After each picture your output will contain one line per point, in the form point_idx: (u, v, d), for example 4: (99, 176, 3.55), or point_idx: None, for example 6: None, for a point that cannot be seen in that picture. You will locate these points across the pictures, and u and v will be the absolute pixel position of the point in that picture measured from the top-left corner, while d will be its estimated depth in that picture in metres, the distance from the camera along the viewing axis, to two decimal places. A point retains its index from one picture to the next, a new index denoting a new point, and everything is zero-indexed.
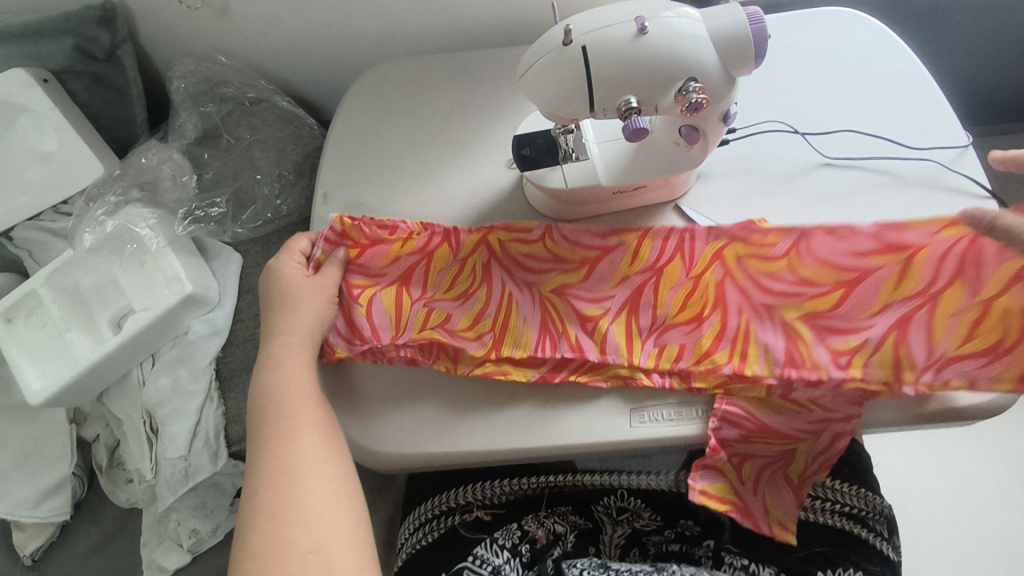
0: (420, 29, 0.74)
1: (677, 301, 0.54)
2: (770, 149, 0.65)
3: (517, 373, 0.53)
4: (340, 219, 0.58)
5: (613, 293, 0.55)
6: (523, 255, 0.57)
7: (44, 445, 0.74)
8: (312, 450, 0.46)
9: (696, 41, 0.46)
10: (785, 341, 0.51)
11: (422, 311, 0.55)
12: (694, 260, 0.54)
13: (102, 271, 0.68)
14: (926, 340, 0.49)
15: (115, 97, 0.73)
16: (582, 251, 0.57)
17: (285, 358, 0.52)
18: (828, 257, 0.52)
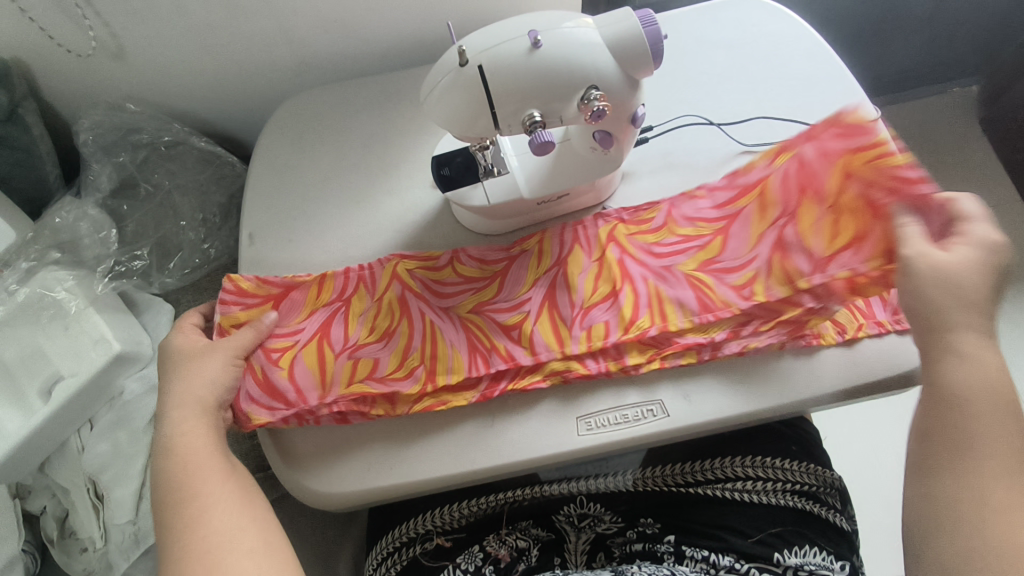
0: (332, 57, 0.73)
1: (589, 285, 0.56)
2: (690, 142, 0.66)
3: (460, 397, 0.54)
4: (234, 281, 0.60)
5: (528, 293, 0.57)
6: (433, 279, 0.59)
7: None
8: (228, 526, 0.44)
9: (592, 50, 0.46)
10: (692, 293, 0.54)
11: (346, 353, 0.55)
12: (592, 245, 0.58)
13: (25, 340, 0.64)
14: (803, 248, 0.53)
15: (21, 156, 0.70)
16: (489, 266, 0.59)
17: (180, 436, 0.49)
18: (693, 216, 0.58)
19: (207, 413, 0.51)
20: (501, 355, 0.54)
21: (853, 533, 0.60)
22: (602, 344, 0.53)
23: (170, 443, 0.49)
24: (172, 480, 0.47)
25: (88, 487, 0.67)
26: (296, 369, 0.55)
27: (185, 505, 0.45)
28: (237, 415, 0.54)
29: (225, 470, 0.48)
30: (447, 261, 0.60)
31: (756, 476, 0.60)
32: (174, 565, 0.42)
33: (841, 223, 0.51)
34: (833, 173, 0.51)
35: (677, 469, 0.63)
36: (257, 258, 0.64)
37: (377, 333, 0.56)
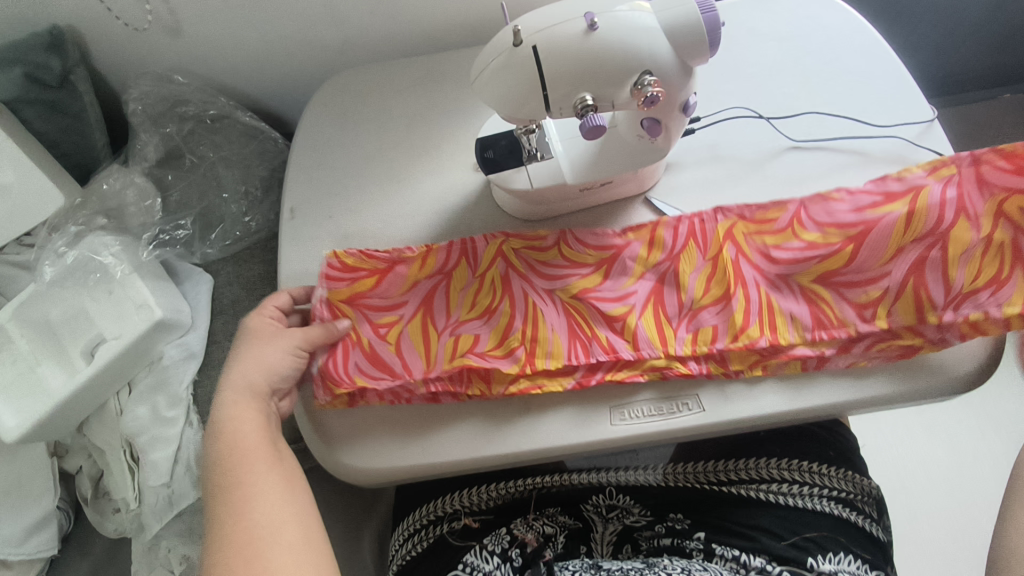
0: (377, 36, 0.73)
1: (688, 280, 0.54)
2: (737, 134, 0.65)
3: (556, 382, 0.53)
4: (336, 253, 0.58)
5: (632, 279, 0.55)
6: (537, 256, 0.57)
7: (26, 482, 0.73)
8: (269, 509, 0.44)
9: (648, 34, 0.46)
10: (807, 307, 0.53)
11: (450, 340, 0.54)
12: (707, 242, 0.55)
13: (70, 302, 0.66)
14: (943, 278, 0.51)
15: (71, 123, 0.72)
16: (593, 247, 0.57)
17: (231, 416, 0.49)
18: (827, 221, 0.54)
19: (259, 397, 0.51)
20: (600, 343, 0.53)
21: (888, 543, 0.59)
22: (702, 342, 0.52)
23: (221, 424, 0.49)
24: (221, 462, 0.47)
25: (124, 449, 0.68)
26: (401, 353, 0.54)
27: (231, 488, 0.45)
28: (321, 389, 0.54)
29: (270, 454, 0.48)
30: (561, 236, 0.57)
31: (791, 479, 0.60)
32: (218, 543, 0.43)
33: (991, 256, 0.51)
34: (986, 210, 0.52)
35: (710, 467, 0.63)
36: (298, 233, 0.65)
37: (484, 318, 0.55)
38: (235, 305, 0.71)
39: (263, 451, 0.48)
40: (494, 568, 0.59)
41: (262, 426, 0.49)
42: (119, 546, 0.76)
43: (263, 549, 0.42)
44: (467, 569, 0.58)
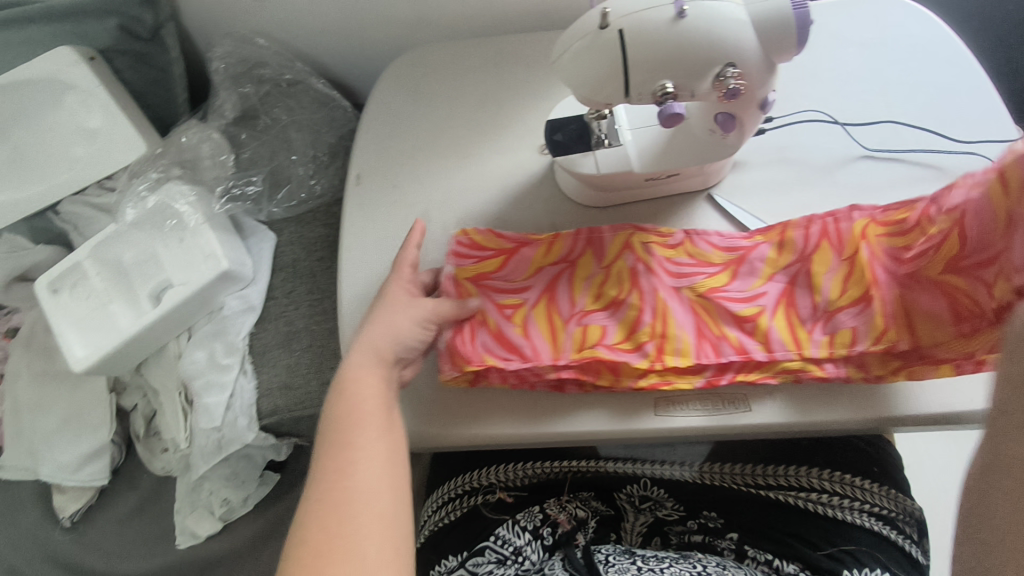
0: (453, 14, 0.74)
1: (819, 288, 0.52)
2: (809, 138, 0.64)
3: (684, 381, 0.51)
4: (465, 231, 0.58)
5: (763, 280, 0.53)
6: (668, 251, 0.55)
7: (87, 411, 0.77)
8: (366, 481, 0.43)
9: (736, 26, 0.45)
10: (943, 304, 0.48)
11: (576, 330, 0.52)
12: (841, 241, 0.52)
13: (142, 245, 0.70)
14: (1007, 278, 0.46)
15: (158, 76, 0.75)
16: (724, 247, 0.55)
17: (352, 375, 0.48)
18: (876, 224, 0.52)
19: (382, 362, 0.49)
20: (727, 341, 0.51)
21: (928, 567, 0.57)
22: (834, 350, 0.50)
23: (341, 381, 0.48)
24: (335, 419, 0.46)
25: (180, 390, 0.71)
26: (531, 336, 0.52)
27: (338, 450, 0.44)
28: (448, 366, 0.52)
29: (380, 424, 0.46)
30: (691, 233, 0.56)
31: (833, 491, 0.59)
32: (314, 498, 0.42)
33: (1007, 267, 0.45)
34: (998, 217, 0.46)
35: (750, 470, 0.63)
36: (363, 199, 0.66)
37: (613, 310, 0.53)
38: (294, 264, 0.73)
39: (375, 419, 0.45)
40: (525, 544, 0.61)
41: (379, 393, 0.47)
42: (164, 486, 0.79)
43: (352, 519, 0.41)
44: (499, 541, 0.61)
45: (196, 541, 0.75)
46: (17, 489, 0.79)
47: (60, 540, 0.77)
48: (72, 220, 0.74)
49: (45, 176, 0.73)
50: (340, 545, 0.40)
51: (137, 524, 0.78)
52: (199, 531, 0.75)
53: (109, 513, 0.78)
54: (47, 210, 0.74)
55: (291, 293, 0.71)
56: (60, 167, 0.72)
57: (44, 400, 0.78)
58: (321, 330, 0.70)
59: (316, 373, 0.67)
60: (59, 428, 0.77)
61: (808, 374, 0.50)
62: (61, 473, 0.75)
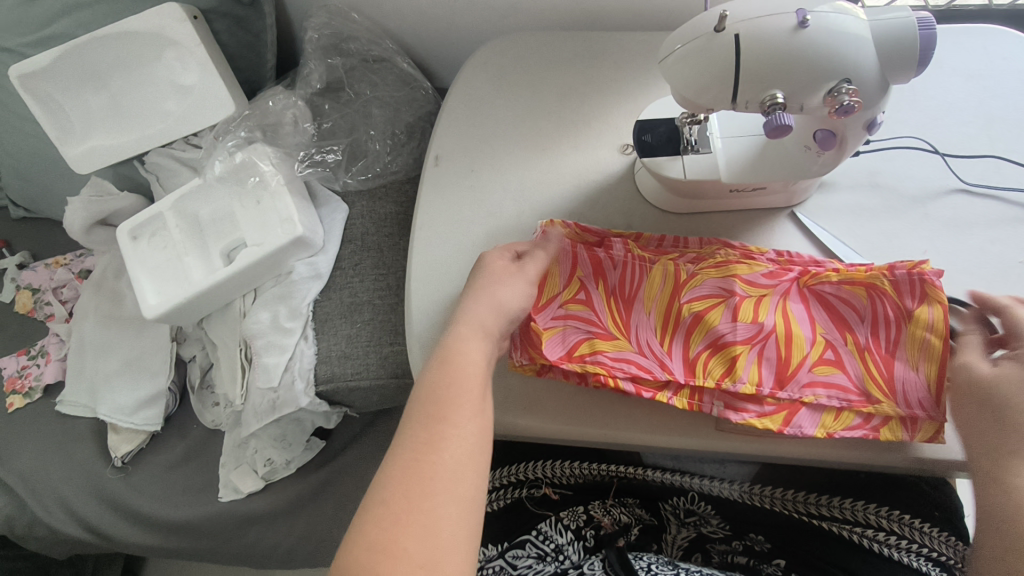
0: (544, 6, 0.74)
1: (912, 347, 0.50)
2: (902, 165, 0.62)
3: (766, 420, 0.50)
4: (553, 223, 0.59)
5: (852, 327, 0.52)
6: (763, 274, 0.54)
7: (148, 356, 0.81)
8: (455, 465, 0.42)
9: (857, 42, 0.44)
10: (915, 377, 0.49)
11: (651, 340, 0.53)
12: (903, 313, 0.50)
13: (220, 203, 0.72)
14: (913, 372, 0.49)
15: (252, 41, 0.76)
16: (823, 281, 0.53)
17: (463, 346, 0.48)
18: (878, 320, 0.51)
19: (486, 338, 0.49)
20: (808, 382, 0.50)
21: None
22: (916, 413, 0.49)
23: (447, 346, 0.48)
24: (435, 388, 0.45)
25: (241, 348, 0.72)
26: (621, 343, 0.53)
27: (434, 422, 0.43)
28: (518, 351, 0.54)
29: (478, 408, 0.45)
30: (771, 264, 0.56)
31: (890, 529, 0.56)
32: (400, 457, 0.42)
33: (920, 355, 0.50)
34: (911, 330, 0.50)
35: (802, 497, 0.61)
36: (441, 181, 0.67)
37: (702, 324, 0.53)
38: (363, 237, 0.74)
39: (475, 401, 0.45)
40: (567, 542, 0.62)
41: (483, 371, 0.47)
42: (212, 438, 0.81)
43: (435, 498, 0.40)
44: (540, 535, 0.62)
45: (238, 497, 0.76)
46: (75, 424, 0.82)
47: (110, 480, 0.79)
48: (156, 171, 0.77)
49: (141, 128, 0.77)
50: (416, 519, 0.39)
51: (182, 472, 0.80)
52: (241, 487, 0.76)
53: (158, 458, 0.80)
54: (134, 159, 0.79)
55: (358, 265, 0.72)
56: (152, 120, 0.76)
57: (110, 341, 0.81)
58: (384, 304, 0.70)
59: (374, 346, 0.68)
60: (121, 369, 0.80)
61: (877, 432, 0.49)
62: (118, 414, 0.78)
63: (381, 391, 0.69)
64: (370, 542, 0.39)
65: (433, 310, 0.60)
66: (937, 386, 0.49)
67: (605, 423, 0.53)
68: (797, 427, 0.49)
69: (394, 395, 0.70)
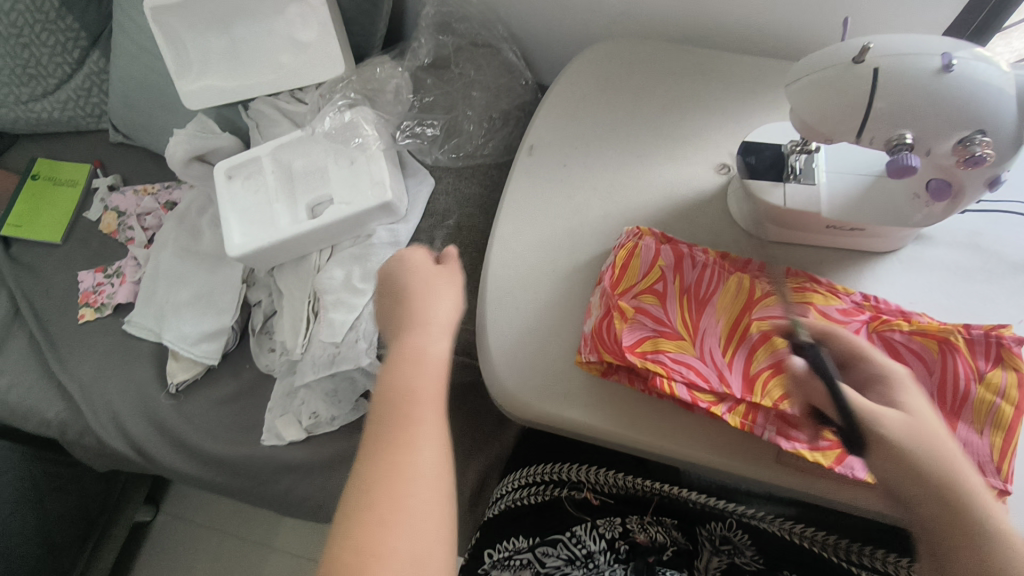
0: (661, 16, 0.75)
1: (980, 410, 0.48)
2: (1005, 229, 0.61)
3: (818, 455, 0.49)
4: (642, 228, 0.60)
5: (917, 379, 0.51)
6: (838, 308, 0.54)
7: (217, 294, 0.84)
8: (430, 475, 0.40)
9: (1000, 95, 0.43)
10: (980, 440, 0.48)
11: (714, 348, 0.53)
12: (977, 375, 0.48)
13: (315, 158, 0.74)
14: (978, 436, 0.48)
15: (370, 8, 0.78)
16: (893, 329, 0.52)
17: (405, 342, 0.46)
18: (951, 376, 0.49)
19: (426, 329, 0.47)
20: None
21: None
22: None
23: (422, 355, 0.45)
24: (407, 388, 0.43)
25: (309, 301, 0.74)
26: (684, 346, 0.53)
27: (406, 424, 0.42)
28: (588, 349, 0.54)
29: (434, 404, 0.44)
30: (855, 305, 0.55)
31: None
32: (392, 453, 0.41)
33: (988, 420, 0.48)
34: (984, 393, 0.48)
35: (844, 544, 0.59)
36: (533, 171, 0.68)
37: (770, 343, 0.52)
38: (444, 214, 0.75)
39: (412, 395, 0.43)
40: (598, 550, 0.64)
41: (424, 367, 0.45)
42: (262, 383, 0.83)
43: (412, 509, 0.39)
44: (573, 539, 0.65)
45: (279, 443, 0.79)
46: (139, 345, 0.85)
47: (162, 404, 0.82)
48: (256, 117, 0.81)
49: (251, 74, 0.79)
50: (395, 530, 0.38)
51: (230, 409, 0.82)
52: (284, 434, 0.78)
53: (209, 392, 0.82)
54: (238, 104, 0.83)
55: (435, 240, 0.73)
56: (263, 69, 0.79)
57: (185, 272, 0.85)
58: None
59: None
60: (191, 301, 0.83)
61: None
62: (181, 343, 0.81)
63: None
64: (358, 538, 0.37)
65: (506, 297, 0.60)
66: (1002, 455, 0.47)
67: (680, 438, 0.53)
68: (849, 467, 0.48)
69: None
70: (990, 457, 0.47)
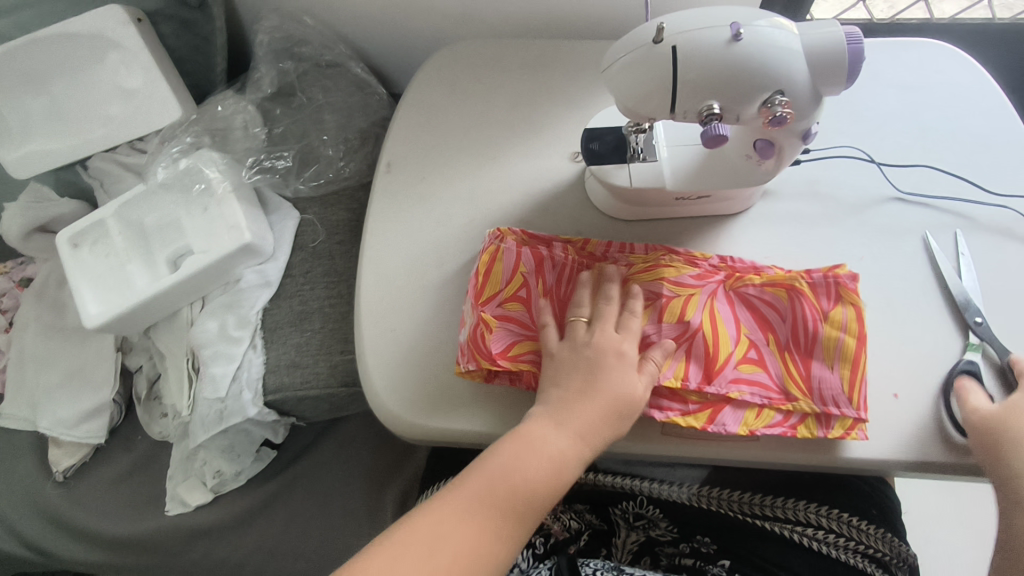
0: (497, 13, 0.75)
1: (828, 346, 0.51)
2: (840, 174, 0.64)
3: (690, 419, 0.51)
4: (502, 230, 0.59)
5: (773, 327, 0.53)
6: (690, 275, 0.55)
7: (90, 368, 0.78)
8: (471, 531, 0.45)
9: (790, 55, 0.45)
10: (831, 374, 0.50)
11: None
12: (822, 315, 0.51)
13: (166, 209, 0.70)
14: (829, 370, 0.50)
15: (200, 44, 0.74)
16: (746, 284, 0.54)
17: (542, 436, 0.48)
18: (799, 319, 0.52)
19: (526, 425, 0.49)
20: (732, 379, 0.51)
21: None
22: (830, 410, 0.50)
23: (516, 435, 0.48)
24: (525, 478, 0.46)
25: (188, 358, 0.71)
26: None
27: (534, 507, 0.46)
28: (465, 357, 0.53)
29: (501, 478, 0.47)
30: (711, 268, 0.57)
31: (827, 527, 0.59)
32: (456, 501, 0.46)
33: (836, 355, 0.51)
34: (828, 330, 0.51)
35: (748, 498, 0.62)
36: (393, 188, 0.67)
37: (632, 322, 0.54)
38: (314, 244, 0.73)
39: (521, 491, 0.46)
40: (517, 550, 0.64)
41: (561, 463, 0.48)
42: (159, 451, 0.79)
43: (458, 556, 0.44)
44: None
45: (185, 510, 0.75)
46: (14, 437, 0.79)
47: (50, 495, 0.76)
48: (99, 176, 0.75)
49: (82, 131, 0.75)
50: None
51: (128, 485, 0.77)
52: (189, 500, 0.74)
53: (101, 472, 0.77)
54: (76, 164, 0.77)
55: (308, 273, 0.71)
56: (94, 124, 0.74)
57: (50, 352, 0.79)
58: (335, 312, 0.70)
59: (324, 355, 0.67)
60: (61, 381, 0.77)
61: (796, 429, 0.50)
62: (59, 427, 0.75)
63: (331, 400, 0.68)
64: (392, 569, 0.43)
65: (378, 319, 0.59)
66: (853, 384, 0.50)
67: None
68: (721, 425, 0.50)
69: (345, 403, 0.69)
70: (842, 387, 0.50)
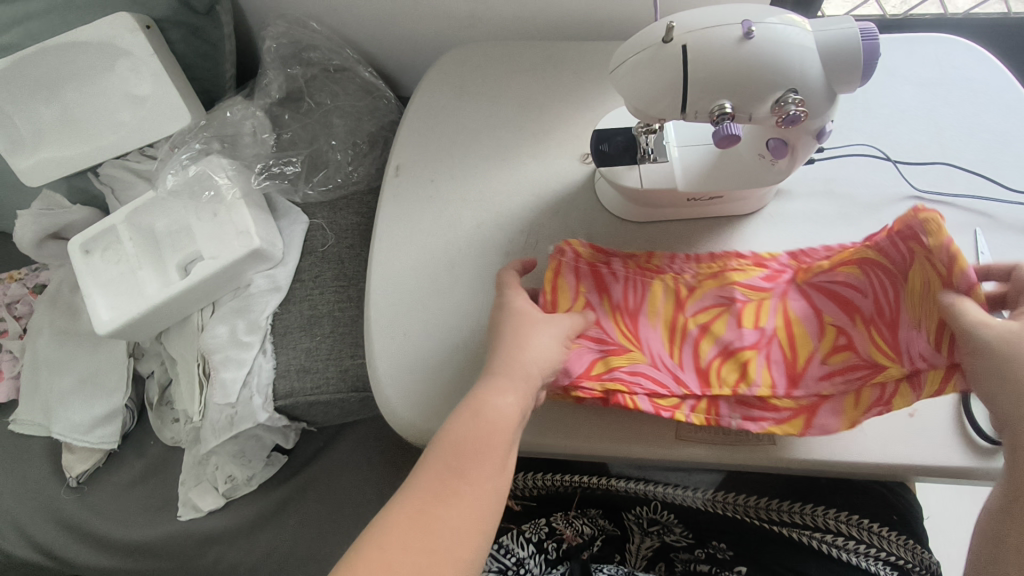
0: (505, 14, 0.74)
1: (914, 304, 0.45)
2: (856, 173, 0.63)
3: (787, 426, 0.48)
4: (570, 242, 0.56)
5: (857, 306, 0.49)
6: (760, 277, 0.53)
7: (103, 373, 0.78)
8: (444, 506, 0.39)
9: (803, 52, 0.45)
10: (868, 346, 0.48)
11: (662, 351, 0.51)
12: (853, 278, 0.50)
13: (177, 216, 0.71)
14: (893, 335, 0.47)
15: (209, 50, 0.75)
16: (813, 273, 0.52)
17: (490, 399, 0.42)
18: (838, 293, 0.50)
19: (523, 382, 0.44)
20: (822, 376, 0.49)
21: None
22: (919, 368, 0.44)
23: (462, 406, 0.43)
24: (492, 442, 0.41)
25: (198, 362, 0.70)
26: (633, 355, 0.51)
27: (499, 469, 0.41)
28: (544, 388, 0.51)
29: (479, 428, 0.41)
30: (782, 266, 0.55)
31: (846, 534, 0.57)
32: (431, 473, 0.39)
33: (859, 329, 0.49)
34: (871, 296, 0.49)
35: (764, 504, 0.62)
36: (401, 192, 0.66)
37: (709, 334, 0.52)
38: (323, 249, 0.73)
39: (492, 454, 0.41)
40: (529, 556, 0.63)
41: (499, 421, 0.42)
42: (171, 456, 0.79)
43: (450, 540, 0.37)
44: (503, 550, 0.63)
45: (197, 515, 0.75)
46: (29, 442, 0.79)
47: (65, 500, 0.77)
48: (110, 183, 0.77)
49: (93, 139, 0.75)
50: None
51: (141, 490, 0.78)
52: (201, 505, 0.74)
53: (114, 477, 0.78)
54: (88, 171, 0.77)
55: (317, 278, 0.71)
56: (105, 131, 0.75)
57: (63, 357, 0.79)
58: (345, 317, 0.70)
59: (333, 360, 0.67)
60: (74, 387, 0.77)
61: (892, 403, 0.46)
62: (73, 433, 0.76)
63: (342, 404, 0.68)
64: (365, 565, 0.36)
65: (389, 324, 0.59)
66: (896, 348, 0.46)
67: (596, 436, 0.52)
68: (820, 426, 0.47)
69: (356, 408, 0.69)
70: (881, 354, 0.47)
